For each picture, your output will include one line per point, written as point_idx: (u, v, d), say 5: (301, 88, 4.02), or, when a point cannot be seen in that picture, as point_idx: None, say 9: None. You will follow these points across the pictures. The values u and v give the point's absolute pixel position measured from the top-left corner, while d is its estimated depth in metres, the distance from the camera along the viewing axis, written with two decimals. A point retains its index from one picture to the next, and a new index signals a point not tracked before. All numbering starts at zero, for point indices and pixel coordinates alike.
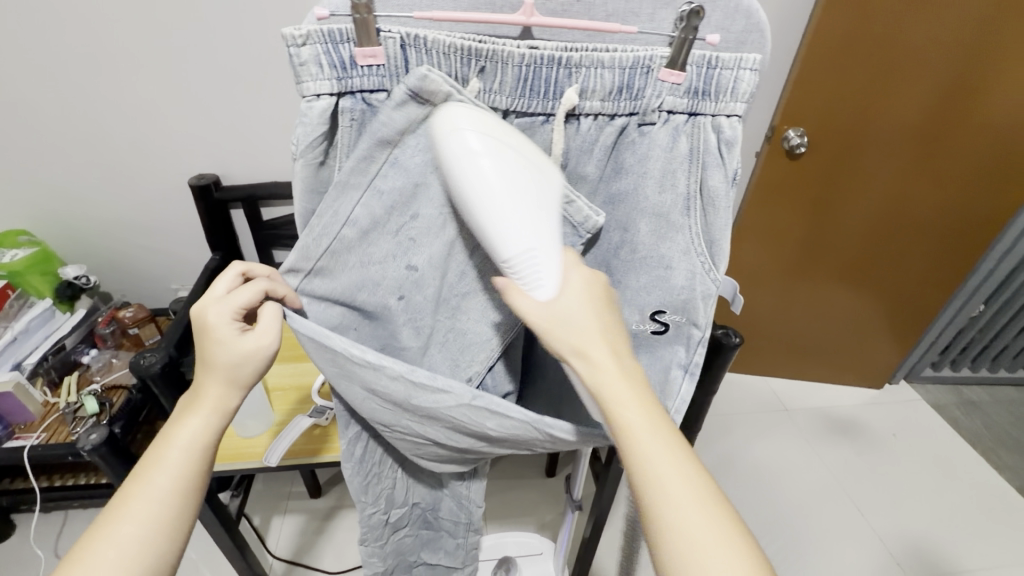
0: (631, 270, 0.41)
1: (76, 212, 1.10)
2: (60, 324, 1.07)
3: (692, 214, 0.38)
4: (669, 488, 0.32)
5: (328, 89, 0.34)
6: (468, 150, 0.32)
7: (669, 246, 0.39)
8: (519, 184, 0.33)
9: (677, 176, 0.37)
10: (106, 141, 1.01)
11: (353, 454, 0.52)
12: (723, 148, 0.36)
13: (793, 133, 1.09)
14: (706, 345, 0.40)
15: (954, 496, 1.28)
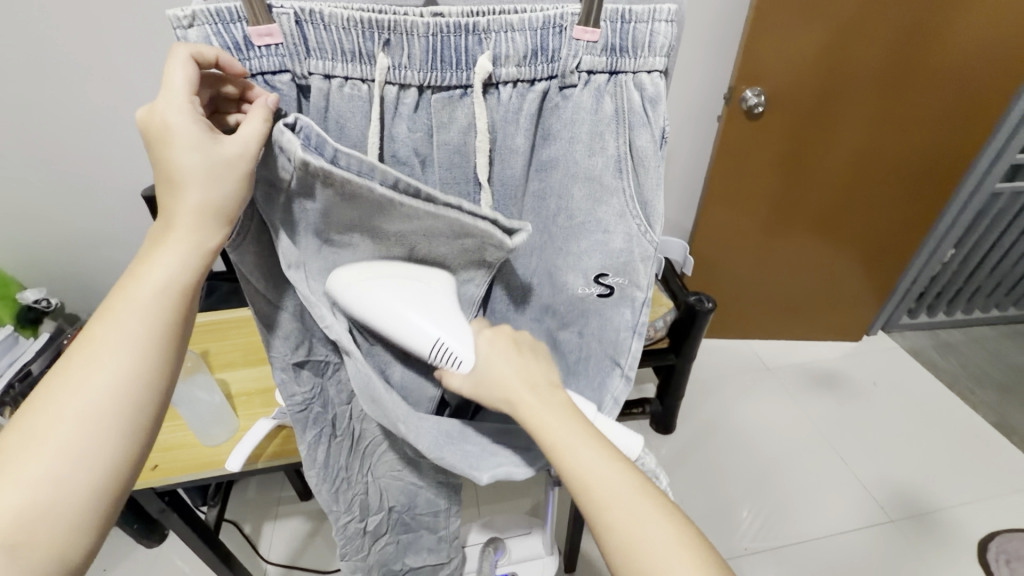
0: (571, 235, 0.40)
1: (29, 233, 1.07)
2: (24, 350, 1.03)
3: (624, 175, 0.37)
4: (604, 484, 0.35)
5: (226, 72, 0.32)
6: (363, 292, 0.37)
7: (604, 209, 0.38)
8: (416, 299, 0.39)
9: (606, 138, 0.37)
10: (50, 157, 0.98)
11: (315, 460, 0.50)
12: (648, 107, 0.36)
13: (751, 92, 1.08)
14: (649, 305, 0.40)
15: (934, 438, 1.32)
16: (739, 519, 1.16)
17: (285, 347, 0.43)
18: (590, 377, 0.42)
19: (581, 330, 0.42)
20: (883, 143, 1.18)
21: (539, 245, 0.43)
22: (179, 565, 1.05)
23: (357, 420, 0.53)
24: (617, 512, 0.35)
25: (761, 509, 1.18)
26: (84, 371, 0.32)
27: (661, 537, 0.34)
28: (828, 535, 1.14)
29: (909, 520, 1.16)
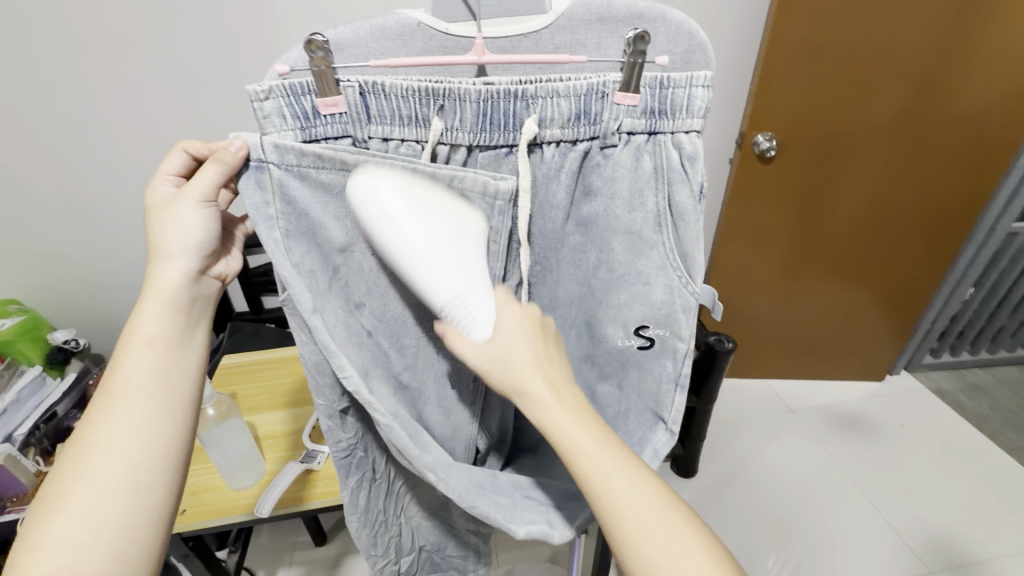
0: (611, 288, 0.42)
1: (66, 275, 1.11)
2: (50, 391, 1.05)
3: (663, 230, 0.39)
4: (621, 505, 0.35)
5: (293, 139, 0.35)
6: (388, 215, 0.33)
7: (644, 261, 0.40)
8: (441, 232, 0.34)
9: (645, 195, 0.38)
10: (95, 203, 1.04)
11: (356, 505, 0.50)
12: (686, 163, 0.37)
13: (763, 137, 1.11)
14: (692, 357, 0.40)
15: (969, 483, 1.27)
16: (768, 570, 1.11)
17: (331, 394, 0.44)
18: (630, 430, 0.44)
19: (620, 382, 0.44)
20: (898, 183, 1.20)
21: (579, 297, 0.44)
22: None
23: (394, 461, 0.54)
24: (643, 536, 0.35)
25: (790, 558, 1.13)
26: (102, 429, 0.38)
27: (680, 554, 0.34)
28: None
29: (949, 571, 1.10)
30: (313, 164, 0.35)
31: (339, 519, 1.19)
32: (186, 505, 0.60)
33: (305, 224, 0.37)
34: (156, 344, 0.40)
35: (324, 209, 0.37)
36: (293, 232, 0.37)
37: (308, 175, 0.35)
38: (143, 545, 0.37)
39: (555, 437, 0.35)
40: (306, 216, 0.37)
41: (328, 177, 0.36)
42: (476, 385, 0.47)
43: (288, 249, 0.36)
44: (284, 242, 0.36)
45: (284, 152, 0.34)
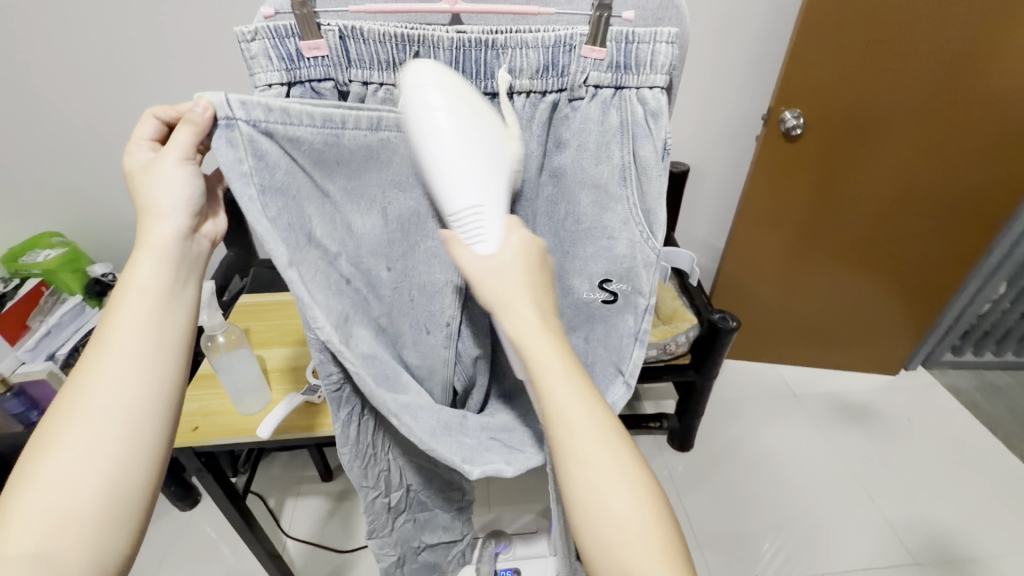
0: (576, 241, 0.43)
1: (105, 214, 1.20)
2: (89, 319, 1.15)
3: (627, 182, 0.40)
4: (587, 456, 0.36)
5: (279, 78, 0.37)
6: (428, 106, 0.35)
7: (609, 216, 0.41)
8: (470, 136, 0.36)
9: (612, 148, 0.40)
10: (128, 146, 1.10)
11: (348, 437, 0.53)
12: (650, 119, 0.39)
13: (789, 114, 1.08)
14: (652, 310, 0.42)
15: (969, 482, 1.25)
16: (753, 552, 1.13)
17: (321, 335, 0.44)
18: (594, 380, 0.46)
19: (587, 335, 0.46)
20: (930, 173, 1.15)
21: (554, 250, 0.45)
22: (210, 532, 1.12)
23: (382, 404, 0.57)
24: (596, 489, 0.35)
25: (777, 539, 1.15)
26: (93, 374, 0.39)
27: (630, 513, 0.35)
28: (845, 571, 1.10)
29: (938, 564, 1.10)
30: (282, 117, 0.35)
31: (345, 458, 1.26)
32: (198, 423, 0.66)
33: (282, 171, 0.37)
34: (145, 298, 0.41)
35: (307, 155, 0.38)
36: (269, 189, 0.36)
37: (277, 129, 0.36)
38: (136, 493, 0.38)
39: (531, 364, 0.36)
40: (283, 164, 0.37)
41: (299, 128, 0.36)
42: (450, 329, 0.49)
43: (266, 204, 0.36)
44: (266, 194, 0.36)
45: (251, 107, 0.34)
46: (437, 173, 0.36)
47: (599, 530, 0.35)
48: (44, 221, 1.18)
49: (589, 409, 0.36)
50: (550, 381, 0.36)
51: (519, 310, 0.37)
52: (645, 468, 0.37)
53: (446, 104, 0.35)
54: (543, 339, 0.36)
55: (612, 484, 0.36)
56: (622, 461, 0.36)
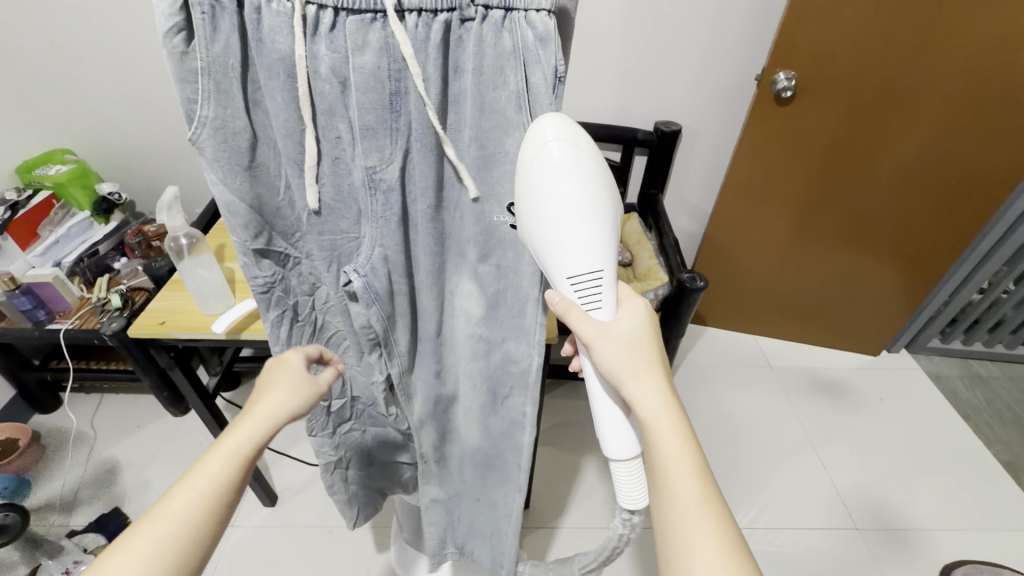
0: (483, 168, 0.44)
1: (114, 136, 1.27)
2: (96, 233, 1.24)
3: (522, 111, 0.41)
4: (680, 493, 0.43)
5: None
6: (552, 162, 0.40)
7: (510, 140, 0.43)
8: (585, 192, 0.41)
9: (507, 74, 0.40)
10: (135, 68, 1.16)
11: (277, 338, 0.59)
12: (540, 43, 0.39)
13: (782, 75, 1.06)
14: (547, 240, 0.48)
15: (928, 462, 1.26)
16: None
17: (245, 233, 0.49)
18: (511, 304, 0.54)
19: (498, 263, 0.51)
20: (932, 154, 1.12)
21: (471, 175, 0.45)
22: (198, 437, 1.23)
23: (319, 312, 0.60)
24: (693, 537, 0.42)
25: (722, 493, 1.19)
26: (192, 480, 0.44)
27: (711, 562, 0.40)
28: (783, 529, 1.14)
29: (878, 532, 1.13)
30: (197, 42, 0.37)
31: None
32: (165, 319, 0.72)
33: (202, 94, 0.39)
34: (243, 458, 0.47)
35: (212, 77, 0.39)
36: (191, 72, 0.38)
37: (204, 18, 0.36)
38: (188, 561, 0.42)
39: (641, 412, 0.46)
40: (201, 84, 0.38)
41: (215, 43, 0.38)
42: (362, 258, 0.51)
43: (189, 125, 0.41)
44: (188, 121, 0.40)
45: (169, 37, 0.36)
46: (550, 237, 0.42)
47: (676, 542, 0.42)
48: (59, 137, 1.26)
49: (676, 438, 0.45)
50: (652, 419, 0.45)
51: (624, 373, 0.46)
52: (714, 486, 0.44)
53: (563, 155, 0.39)
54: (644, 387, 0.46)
55: (706, 530, 0.42)
56: (695, 481, 0.44)
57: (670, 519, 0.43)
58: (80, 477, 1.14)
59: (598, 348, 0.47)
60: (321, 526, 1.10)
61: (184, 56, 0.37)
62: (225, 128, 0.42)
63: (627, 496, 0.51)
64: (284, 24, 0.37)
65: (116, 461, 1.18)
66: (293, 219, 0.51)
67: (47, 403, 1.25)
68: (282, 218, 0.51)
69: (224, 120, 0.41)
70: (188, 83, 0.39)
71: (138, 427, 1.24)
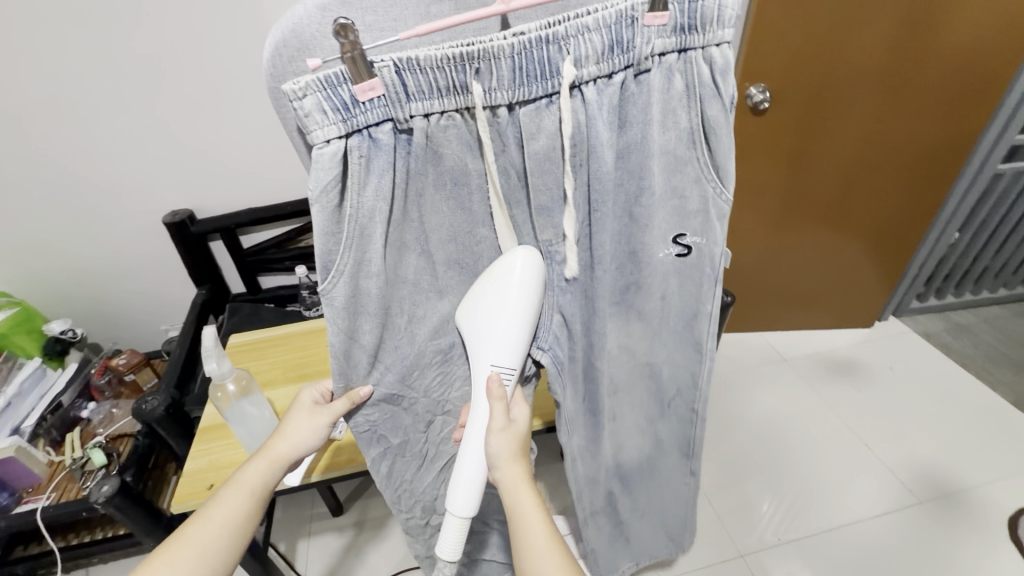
0: (634, 205, 0.44)
1: (58, 267, 1.10)
2: (53, 381, 1.06)
3: (696, 145, 0.42)
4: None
5: (337, 132, 0.32)
6: (505, 298, 0.42)
7: (681, 177, 0.44)
8: (518, 320, 0.43)
9: (679, 114, 0.41)
10: (77, 190, 1.01)
11: (380, 471, 0.51)
12: (717, 77, 0.39)
13: (755, 89, 1.11)
14: (726, 256, 0.47)
15: (952, 417, 1.33)
16: (762, 513, 1.16)
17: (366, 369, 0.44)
18: (674, 325, 0.54)
19: (663, 294, 0.51)
20: (896, 134, 1.21)
21: (618, 232, 0.46)
22: None
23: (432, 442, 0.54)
24: None
25: (788, 499, 1.18)
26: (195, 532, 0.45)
27: None
28: (857, 521, 1.14)
29: (940, 501, 1.16)
30: (351, 190, 0.34)
31: (354, 489, 1.21)
32: (213, 481, 0.61)
33: (346, 243, 0.36)
34: (256, 491, 0.48)
35: (358, 223, 0.35)
36: (331, 221, 0.35)
37: (354, 165, 0.34)
38: None
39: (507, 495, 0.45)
40: (345, 232, 0.35)
41: (364, 196, 0.35)
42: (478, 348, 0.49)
43: (322, 277, 0.37)
44: (324, 272, 0.37)
45: (326, 190, 0.34)
46: (480, 344, 0.44)
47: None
48: None
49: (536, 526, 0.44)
50: (510, 490, 0.45)
51: (505, 460, 0.45)
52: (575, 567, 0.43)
53: (525, 280, 0.42)
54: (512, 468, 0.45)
55: None
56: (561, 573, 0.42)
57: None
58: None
59: (494, 429, 0.45)
60: None
61: (338, 207, 0.35)
62: (361, 274, 0.38)
63: (443, 551, 0.45)
64: (456, 135, 0.37)
65: None
66: (414, 358, 0.46)
67: None
68: (402, 360, 0.45)
69: (360, 266, 0.37)
70: (332, 235, 0.36)
71: None
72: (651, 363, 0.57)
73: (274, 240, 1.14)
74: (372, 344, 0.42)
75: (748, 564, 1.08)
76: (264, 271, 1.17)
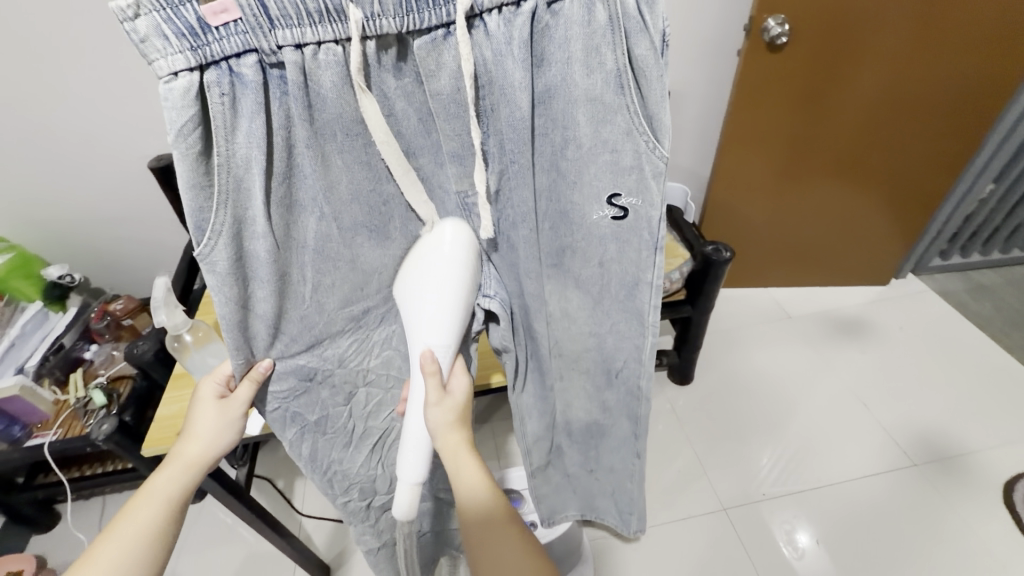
0: (557, 157, 0.43)
1: (50, 213, 1.10)
2: (54, 324, 1.10)
3: (625, 91, 0.38)
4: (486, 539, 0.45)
5: (185, 63, 0.30)
6: (441, 260, 0.42)
7: (611, 128, 0.40)
8: (452, 277, 0.42)
9: (603, 53, 0.37)
10: (57, 135, 0.99)
11: (301, 454, 0.53)
12: (643, 8, 0.36)
13: (773, 21, 1.00)
14: (664, 222, 0.44)
15: (960, 380, 1.28)
16: (749, 469, 1.16)
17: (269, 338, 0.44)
18: (616, 295, 0.51)
19: (601, 262, 0.49)
20: (931, 74, 1.09)
21: (548, 187, 0.45)
22: (225, 518, 1.12)
23: (359, 419, 0.55)
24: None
25: (777, 455, 1.18)
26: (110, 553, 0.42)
27: None
28: (847, 480, 1.13)
29: (934, 463, 1.14)
30: (217, 133, 0.32)
31: None
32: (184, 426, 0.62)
33: (218, 196, 0.34)
34: (172, 499, 0.46)
35: (231, 173, 0.34)
36: (199, 174, 0.34)
37: (217, 107, 0.32)
38: None
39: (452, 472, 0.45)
40: (217, 183, 0.34)
41: (234, 142, 0.33)
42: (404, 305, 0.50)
43: (198, 241, 0.36)
44: (199, 232, 0.35)
45: (184, 133, 0.32)
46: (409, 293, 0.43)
47: (480, 533, 0.45)
48: None
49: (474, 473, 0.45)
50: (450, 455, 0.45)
51: (444, 433, 0.45)
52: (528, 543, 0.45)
53: (453, 256, 0.42)
54: (451, 438, 0.45)
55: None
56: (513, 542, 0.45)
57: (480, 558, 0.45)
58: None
59: (429, 403, 0.44)
60: None
61: (203, 154, 0.33)
62: (243, 231, 0.37)
63: (398, 511, 0.46)
64: (337, 74, 0.34)
65: None
66: (323, 327, 0.46)
67: (43, 519, 1.11)
68: (310, 330, 0.45)
69: (237, 220, 0.36)
70: (201, 187, 0.34)
71: None
72: (597, 334, 0.55)
73: None
74: (269, 314, 0.42)
75: (730, 518, 1.09)
76: None
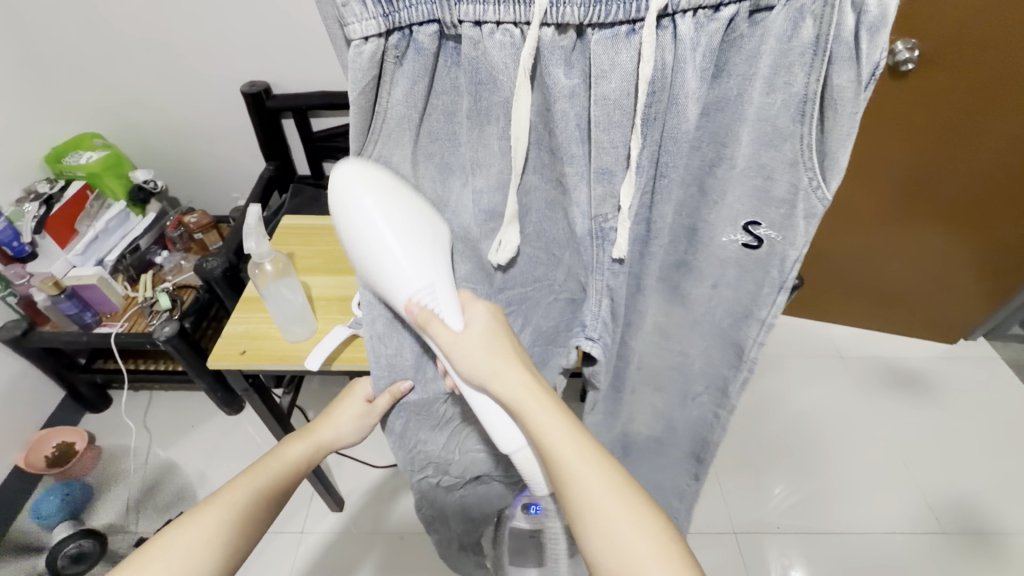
0: (705, 169, 0.43)
1: (147, 121, 1.15)
2: (134, 226, 1.16)
3: (806, 119, 0.38)
4: (585, 477, 0.40)
5: (376, 28, 0.34)
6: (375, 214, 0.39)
7: (775, 154, 0.41)
8: (410, 226, 0.40)
9: (794, 73, 0.37)
10: (170, 48, 1.03)
11: (395, 428, 0.58)
12: (866, 34, 0.34)
13: (902, 46, 0.96)
14: (800, 262, 0.45)
15: (1013, 456, 1.21)
16: (770, 496, 1.15)
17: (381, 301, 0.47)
18: (720, 322, 0.53)
19: (715, 284, 0.50)
20: None
21: (679, 203, 0.46)
22: (253, 435, 1.18)
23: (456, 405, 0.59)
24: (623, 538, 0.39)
25: (799, 492, 1.15)
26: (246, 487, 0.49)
27: (637, 538, 0.38)
28: (866, 532, 1.09)
29: (965, 536, 1.09)
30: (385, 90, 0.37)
31: None
32: (245, 347, 0.66)
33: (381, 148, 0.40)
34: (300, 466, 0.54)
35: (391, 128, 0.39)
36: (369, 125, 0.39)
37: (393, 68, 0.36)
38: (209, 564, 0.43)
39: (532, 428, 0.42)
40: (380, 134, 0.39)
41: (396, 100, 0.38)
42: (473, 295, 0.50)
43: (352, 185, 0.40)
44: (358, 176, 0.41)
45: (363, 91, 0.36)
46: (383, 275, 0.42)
47: (572, 484, 0.40)
48: (87, 121, 1.15)
49: (587, 459, 0.40)
50: (515, 400, 0.43)
51: (489, 372, 0.43)
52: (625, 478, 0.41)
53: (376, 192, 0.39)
54: (508, 373, 0.43)
55: (631, 532, 0.39)
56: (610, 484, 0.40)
57: (583, 511, 0.40)
58: (133, 497, 1.09)
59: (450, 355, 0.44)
60: (390, 530, 1.05)
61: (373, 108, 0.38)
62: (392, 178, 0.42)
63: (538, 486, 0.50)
64: (510, 55, 0.36)
65: (171, 463, 1.14)
66: None
67: (97, 402, 1.20)
68: None
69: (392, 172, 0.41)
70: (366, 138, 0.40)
71: (193, 427, 1.19)
72: (685, 354, 0.58)
73: (342, 129, 1.13)
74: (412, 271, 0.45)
75: (738, 542, 1.08)
76: (328, 157, 1.17)
